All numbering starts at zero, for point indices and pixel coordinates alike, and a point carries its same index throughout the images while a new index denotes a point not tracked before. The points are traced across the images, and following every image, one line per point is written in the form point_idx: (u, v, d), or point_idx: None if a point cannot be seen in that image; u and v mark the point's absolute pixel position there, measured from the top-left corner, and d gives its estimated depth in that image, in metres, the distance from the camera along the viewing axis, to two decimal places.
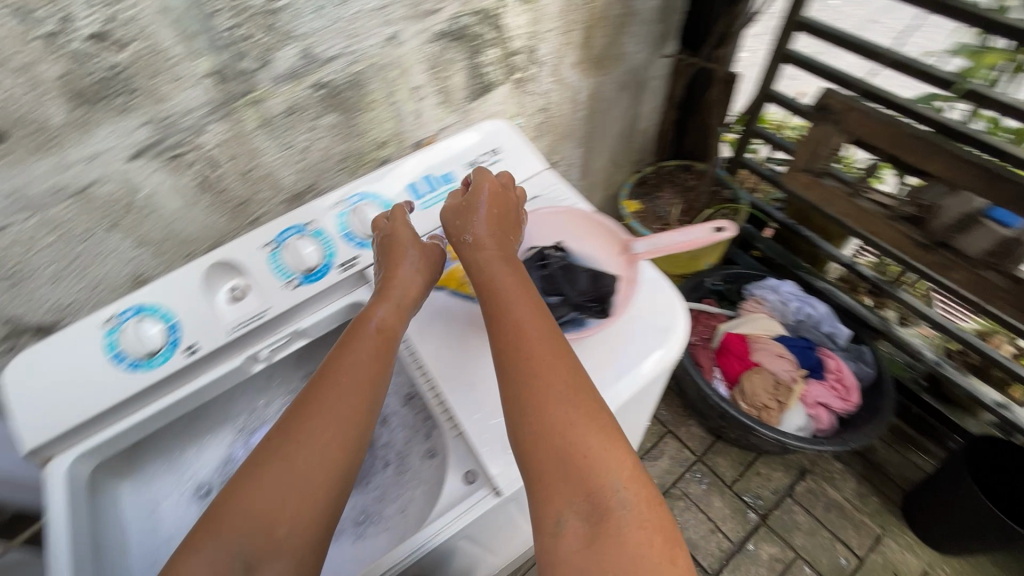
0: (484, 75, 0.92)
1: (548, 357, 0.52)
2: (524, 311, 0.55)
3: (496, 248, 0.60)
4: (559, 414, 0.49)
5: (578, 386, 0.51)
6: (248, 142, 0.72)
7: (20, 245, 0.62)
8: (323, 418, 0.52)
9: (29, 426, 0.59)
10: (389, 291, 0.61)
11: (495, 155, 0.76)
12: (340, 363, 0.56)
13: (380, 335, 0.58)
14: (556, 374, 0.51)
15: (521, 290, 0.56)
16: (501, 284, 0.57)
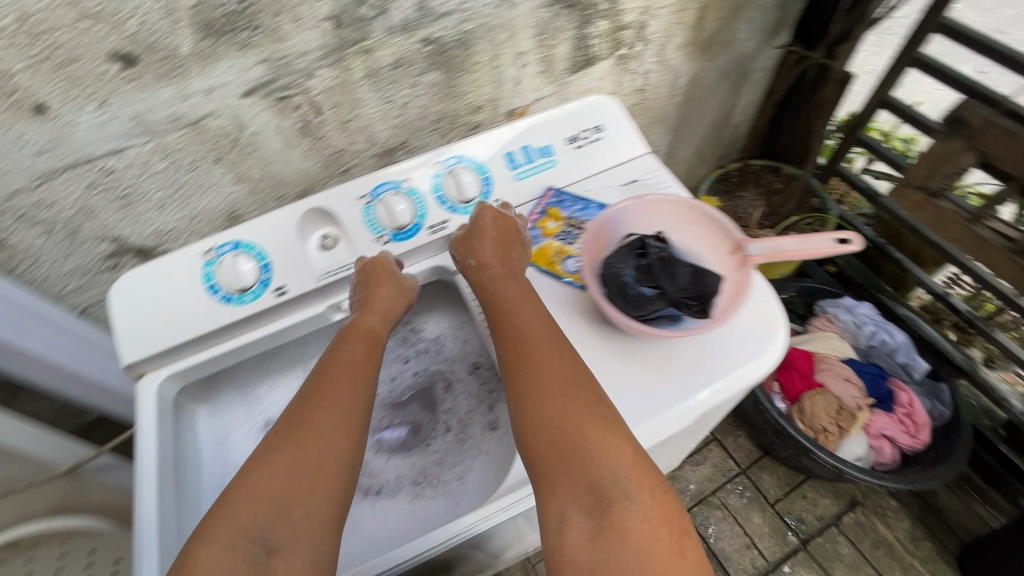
0: (590, 47, 0.88)
1: (545, 355, 0.52)
2: (530, 324, 0.55)
3: (495, 269, 0.59)
4: (560, 411, 0.48)
5: (574, 388, 0.50)
6: (352, 92, 0.72)
7: (136, 168, 0.65)
8: (327, 405, 0.52)
9: (131, 342, 0.62)
10: (371, 302, 0.62)
11: (598, 133, 0.72)
12: (333, 362, 0.57)
13: (359, 339, 0.59)
14: (556, 376, 0.51)
15: (524, 300, 0.57)
16: (507, 298, 0.57)
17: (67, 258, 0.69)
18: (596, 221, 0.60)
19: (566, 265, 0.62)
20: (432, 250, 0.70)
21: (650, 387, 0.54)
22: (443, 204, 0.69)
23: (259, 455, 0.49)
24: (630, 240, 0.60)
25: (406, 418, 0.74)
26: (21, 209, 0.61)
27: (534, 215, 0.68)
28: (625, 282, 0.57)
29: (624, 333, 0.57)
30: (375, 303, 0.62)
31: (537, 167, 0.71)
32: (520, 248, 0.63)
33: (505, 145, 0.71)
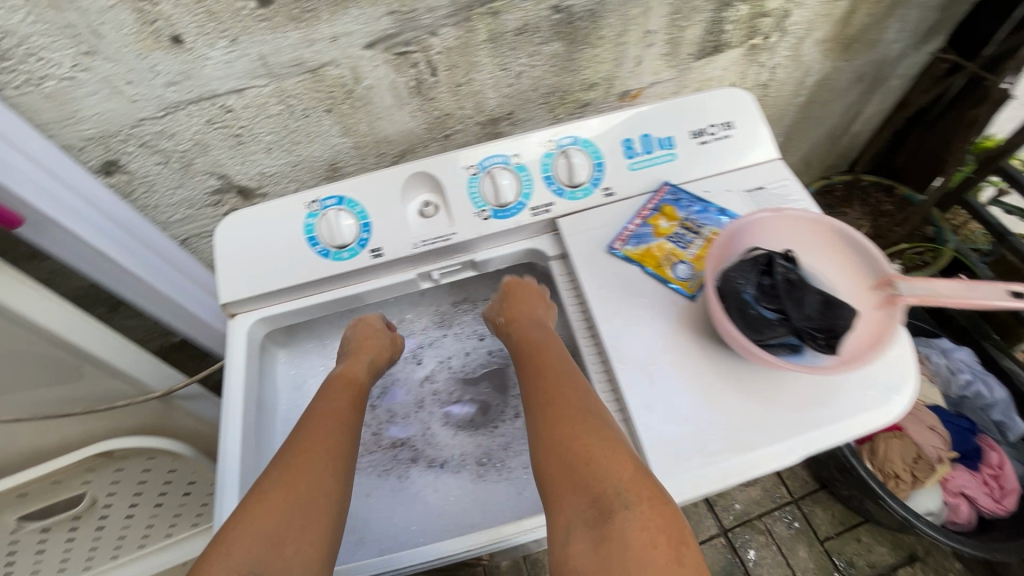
0: (723, 33, 0.80)
1: (559, 383, 0.55)
2: (562, 364, 0.57)
3: (530, 319, 0.64)
4: (569, 429, 0.50)
5: (581, 410, 0.51)
6: (470, 55, 0.68)
7: (252, 109, 0.65)
8: (318, 447, 0.52)
9: (230, 282, 0.63)
10: (358, 353, 0.64)
11: (728, 130, 0.66)
12: (323, 408, 0.57)
13: (342, 385, 0.60)
14: (565, 398, 0.53)
15: (547, 345, 0.60)
16: (531, 347, 0.60)
17: (178, 189, 0.71)
18: (725, 231, 0.55)
19: (676, 270, 0.58)
20: (529, 232, 0.67)
21: (758, 416, 0.50)
22: (550, 185, 0.65)
23: (251, 494, 0.48)
24: (753, 255, 0.55)
25: (476, 396, 0.73)
26: (145, 136, 0.63)
27: (646, 210, 0.63)
28: (745, 300, 0.52)
29: (734, 355, 0.53)
30: (362, 355, 0.64)
31: (655, 159, 0.66)
32: (543, 315, 0.65)
33: (624, 131, 0.66)
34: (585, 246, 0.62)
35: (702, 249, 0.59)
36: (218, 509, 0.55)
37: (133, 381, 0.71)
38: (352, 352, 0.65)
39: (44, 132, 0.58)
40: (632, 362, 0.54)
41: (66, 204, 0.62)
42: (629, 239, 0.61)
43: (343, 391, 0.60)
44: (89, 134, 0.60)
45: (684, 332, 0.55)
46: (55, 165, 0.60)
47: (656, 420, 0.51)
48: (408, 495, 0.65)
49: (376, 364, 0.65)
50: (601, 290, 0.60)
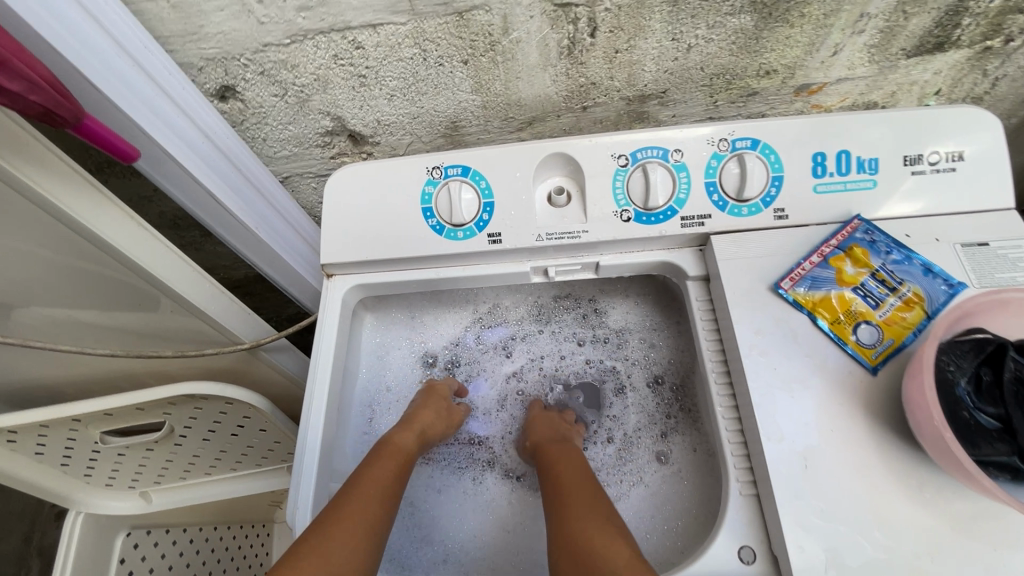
0: (957, 27, 0.62)
1: (567, 484, 0.52)
2: (581, 471, 0.53)
3: (554, 433, 0.59)
4: (577, 525, 0.46)
5: (589, 503, 0.49)
6: (641, 17, 0.56)
7: (384, 49, 0.56)
8: (355, 518, 0.47)
9: (334, 241, 0.59)
10: (414, 417, 0.58)
11: (952, 163, 0.54)
12: (366, 473, 0.51)
13: (384, 452, 0.54)
14: (576, 494, 0.50)
15: (568, 451, 0.56)
16: (552, 454, 0.55)
17: (289, 124, 0.64)
18: (959, 305, 0.43)
19: (858, 332, 0.47)
20: (670, 243, 0.57)
21: (942, 544, 0.40)
22: (711, 194, 0.55)
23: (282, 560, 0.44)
24: (972, 336, 0.42)
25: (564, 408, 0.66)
26: (266, 64, 0.56)
27: (826, 246, 0.52)
28: (958, 395, 0.40)
29: (920, 455, 0.43)
30: (421, 417, 0.58)
31: (849, 184, 0.54)
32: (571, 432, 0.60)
33: (817, 144, 0.54)
34: (741, 276, 0.52)
35: (896, 311, 0.48)
36: (294, 485, 0.52)
37: (225, 333, 0.67)
38: (407, 417, 0.58)
39: (164, 45, 0.52)
40: (784, 436, 0.45)
41: (190, 140, 0.55)
42: (801, 280, 0.50)
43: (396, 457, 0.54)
44: (210, 54, 0.54)
45: (855, 411, 0.45)
46: (175, 90, 0.53)
47: (805, 514, 0.42)
48: (481, 501, 0.61)
49: (428, 434, 0.57)
50: (756, 334, 0.49)
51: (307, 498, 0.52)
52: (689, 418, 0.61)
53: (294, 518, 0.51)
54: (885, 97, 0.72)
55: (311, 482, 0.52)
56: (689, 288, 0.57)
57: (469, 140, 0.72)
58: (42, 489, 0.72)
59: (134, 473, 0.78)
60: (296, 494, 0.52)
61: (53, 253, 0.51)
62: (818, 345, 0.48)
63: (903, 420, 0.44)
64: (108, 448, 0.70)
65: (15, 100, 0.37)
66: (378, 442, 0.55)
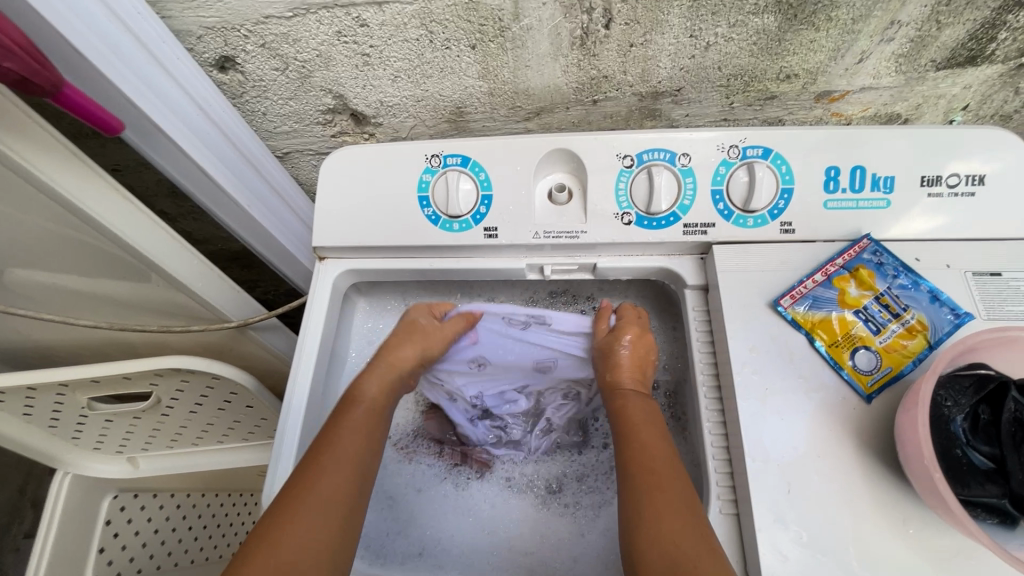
0: (992, 41, 0.58)
1: (653, 473, 0.46)
2: (644, 405, 0.53)
3: (640, 401, 0.53)
4: (641, 453, 0.48)
5: (650, 436, 0.50)
6: (659, 10, 0.53)
7: (388, 28, 0.54)
8: (330, 482, 0.47)
9: (329, 224, 0.58)
10: (388, 358, 0.58)
11: (973, 187, 0.51)
12: (330, 437, 0.50)
13: (349, 405, 0.53)
14: (646, 434, 0.50)
15: (649, 423, 0.51)
16: (633, 424, 0.51)
17: (290, 100, 0.63)
18: (965, 339, 0.40)
19: (856, 357, 0.46)
20: (671, 249, 0.56)
21: None
22: (717, 203, 0.53)
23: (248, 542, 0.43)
24: (975, 372, 0.41)
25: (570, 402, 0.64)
26: (267, 36, 0.54)
27: (832, 265, 0.50)
28: (951, 431, 0.40)
29: (905, 487, 0.42)
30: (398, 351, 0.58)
31: (861, 202, 0.52)
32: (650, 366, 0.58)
33: (832, 157, 0.52)
34: (740, 290, 0.50)
35: (897, 338, 0.46)
36: (272, 469, 0.51)
37: (211, 310, 0.66)
38: (374, 360, 0.58)
39: (161, 11, 0.51)
40: (769, 457, 0.44)
41: (188, 116, 0.55)
42: (802, 299, 0.49)
43: (368, 409, 0.54)
44: (210, 23, 0.52)
45: (846, 438, 0.44)
46: (167, 58, 0.51)
47: (786, 540, 0.41)
48: (462, 502, 0.61)
49: (396, 377, 0.57)
50: (750, 350, 0.48)
51: (284, 486, 0.51)
52: (678, 426, 0.60)
53: (271, 504, 0.50)
54: (910, 110, 0.69)
55: (289, 468, 0.52)
56: (687, 297, 0.56)
57: (474, 127, 0.70)
58: (31, 448, 0.73)
59: (121, 438, 0.79)
60: (274, 477, 0.51)
61: (41, 220, 0.51)
62: (814, 368, 0.46)
63: (895, 451, 0.43)
64: (95, 414, 0.71)
65: None
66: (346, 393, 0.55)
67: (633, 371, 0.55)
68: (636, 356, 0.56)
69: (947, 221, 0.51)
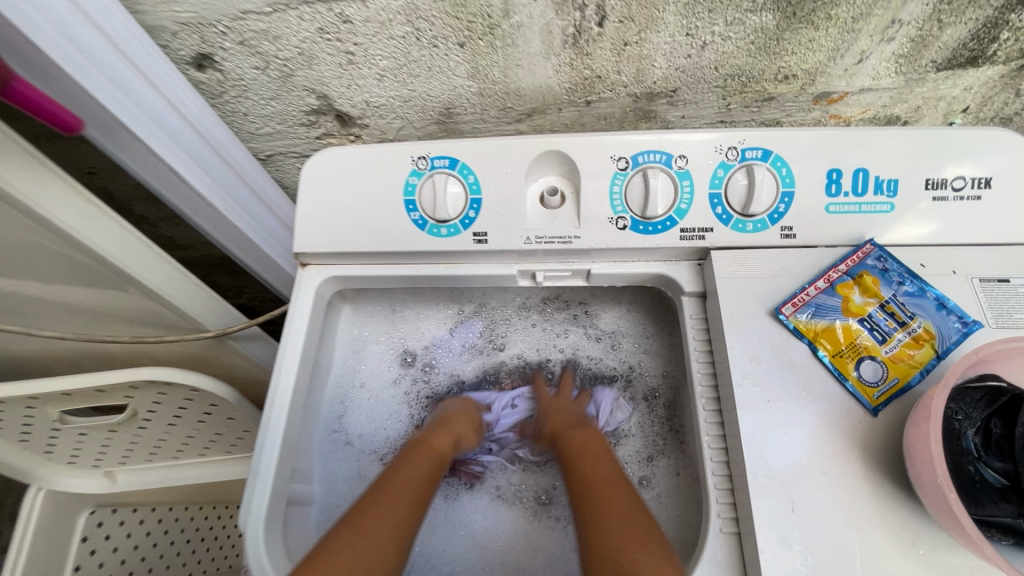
0: (994, 41, 0.57)
1: (599, 490, 0.47)
2: (592, 438, 0.54)
3: (584, 433, 0.55)
4: (590, 476, 0.49)
5: (603, 462, 0.51)
6: (654, 7, 0.51)
7: (373, 25, 0.52)
8: (395, 516, 0.46)
9: (312, 228, 0.55)
10: (449, 421, 0.58)
11: (978, 191, 0.50)
12: (399, 471, 0.51)
13: (416, 450, 0.54)
14: (598, 462, 0.51)
15: (598, 453, 0.52)
16: (579, 453, 0.52)
17: (272, 100, 0.60)
18: (976, 351, 0.38)
19: (861, 367, 0.44)
20: (668, 254, 0.54)
21: None
22: (715, 207, 0.51)
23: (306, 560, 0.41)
24: (986, 384, 0.39)
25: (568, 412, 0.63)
26: (246, 33, 0.52)
27: (834, 271, 0.48)
28: (962, 447, 0.38)
29: (914, 505, 0.40)
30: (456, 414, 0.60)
31: (864, 206, 0.50)
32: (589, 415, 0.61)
33: (834, 159, 0.50)
34: (740, 297, 0.48)
35: (904, 348, 0.44)
36: (248, 488, 0.49)
37: (188, 319, 0.63)
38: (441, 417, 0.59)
39: (133, 6, 0.48)
40: (773, 474, 0.42)
41: (160, 115, 0.52)
42: (804, 307, 0.47)
43: (432, 458, 0.54)
44: (185, 18, 0.50)
45: (851, 453, 0.42)
46: (137, 53, 0.48)
47: (790, 563, 0.39)
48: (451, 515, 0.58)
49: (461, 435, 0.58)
50: (750, 361, 0.46)
51: (260, 506, 0.48)
52: (675, 439, 0.58)
53: (246, 525, 0.48)
54: (909, 111, 0.68)
55: (267, 487, 0.49)
56: (684, 304, 0.54)
57: (464, 129, 0.68)
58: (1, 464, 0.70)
59: (97, 452, 0.76)
60: (250, 498, 0.48)
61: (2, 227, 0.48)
62: (817, 379, 0.44)
63: (904, 467, 0.41)
64: (68, 428, 0.68)
65: None
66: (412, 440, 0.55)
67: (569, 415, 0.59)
68: (571, 406, 0.60)
69: (954, 226, 0.49)
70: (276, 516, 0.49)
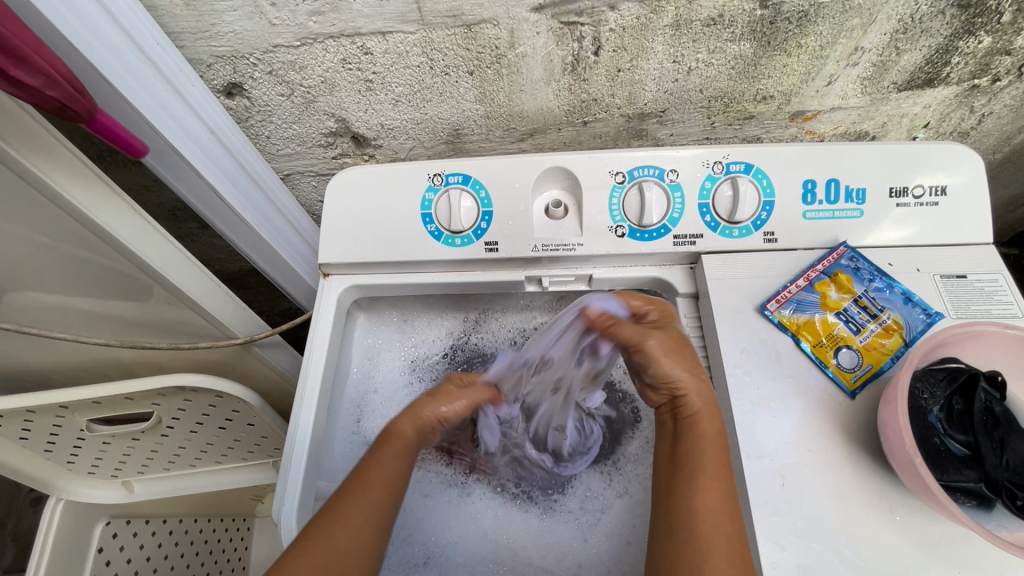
0: (947, 65, 0.64)
1: (714, 539, 0.40)
2: (707, 441, 0.45)
3: (711, 429, 0.45)
4: (700, 504, 0.42)
5: (718, 482, 0.43)
6: (644, 38, 0.57)
7: (390, 56, 0.57)
8: (370, 504, 0.47)
9: (334, 241, 0.60)
10: (423, 404, 0.57)
11: (936, 198, 0.56)
12: (378, 461, 0.51)
13: (392, 436, 0.54)
14: (718, 486, 0.42)
15: (720, 474, 0.43)
16: (694, 461, 0.44)
17: (293, 124, 0.65)
18: (936, 335, 0.44)
19: (839, 356, 0.49)
20: (662, 259, 0.59)
21: (908, 566, 0.42)
22: (704, 215, 0.57)
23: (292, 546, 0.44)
24: (947, 366, 0.44)
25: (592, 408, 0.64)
26: (275, 64, 0.57)
27: (813, 271, 0.54)
28: (930, 423, 0.43)
29: (890, 478, 0.45)
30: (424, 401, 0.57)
31: (837, 212, 0.56)
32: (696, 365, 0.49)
33: (808, 171, 0.56)
34: (729, 296, 0.53)
35: (876, 337, 0.50)
36: (280, 484, 0.52)
37: (218, 326, 0.68)
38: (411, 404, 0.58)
39: (175, 41, 0.53)
40: (764, 454, 0.46)
41: (185, 124, 0.55)
42: (787, 302, 0.52)
43: (409, 449, 0.54)
44: (220, 52, 0.55)
45: (833, 431, 0.47)
46: (183, 85, 0.54)
47: (782, 530, 0.44)
48: (464, 506, 0.62)
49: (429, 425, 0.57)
50: (739, 352, 0.50)
51: (292, 499, 0.52)
52: None
53: (280, 515, 0.51)
54: (876, 127, 0.74)
55: (297, 480, 0.53)
56: (678, 304, 0.58)
57: (470, 148, 0.73)
58: (23, 475, 0.72)
59: (117, 462, 0.78)
60: (283, 493, 0.52)
61: (63, 244, 0.53)
62: (801, 368, 0.49)
63: (878, 443, 0.46)
64: (94, 436, 0.70)
65: (31, 93, 0.38)
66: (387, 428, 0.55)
67: (698, 380, 0.47)
68: (672, 356, 0.49)
69: (916, 229, 0.55)
70: (306, 510, 0.53)
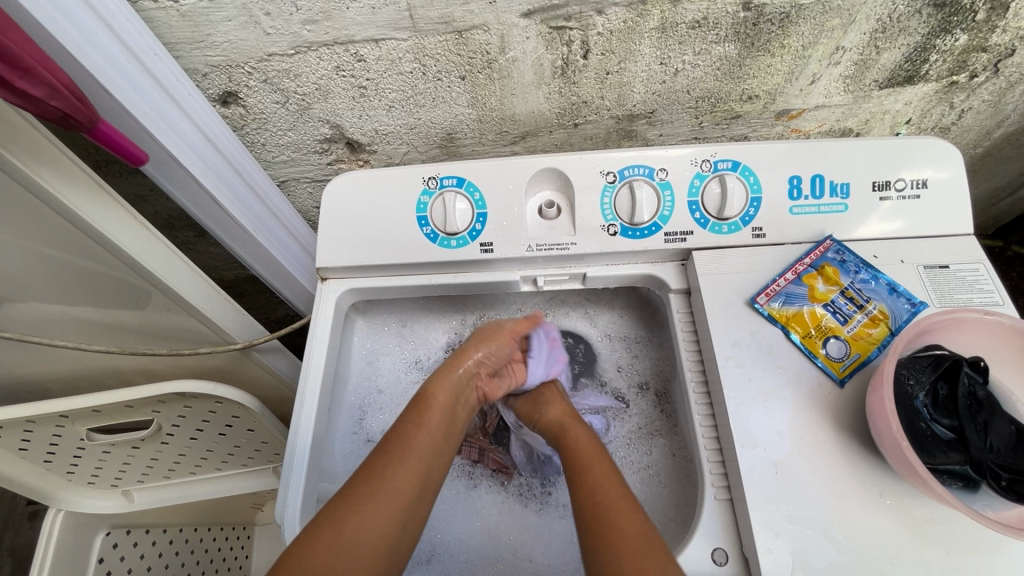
0: (925, 63, 0.66)
1: (604, 503, 0.47)
2: (583, 442, 0.55)
3: (587, 436, 0.56)
4: (588, 485, 0.49)
5: (594, 465, 0.51)
6: (632, 41, 0.59)
7: (384, 62, 0.58)
8: (392, 481, 0.47)
9: (332, 245, 0.61)
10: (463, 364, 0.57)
11: (917, 191, 0.57)
12: (400, 434, 0.51)
13: (422, 405, 0.53)
14: (601, 472, 0.50)
15: (600, 458, 0.52)
16: (576, 456, 0.53)
17: (289, 131, 0.66)
18: (919, 322, 0.45)
19: (828, 346, 0.50)
20: (654, 256, 0.60)
21: (898, 549, 0.43)
22: (694, 212, 0.58)
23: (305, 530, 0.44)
24: (931, 353, 0.46)
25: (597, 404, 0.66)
26: (270, 72, 0.58)
27: (800, 264, 0.55)
28: (916, 408, 0.44)
29: (879, 464, 0.46)
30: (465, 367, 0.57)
31: (823, 207, 0.57)
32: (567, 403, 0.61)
33: (794, 167, 0.58)
34: (720, 290, 0.55)
35: (862, 327, 0.51)
36: (284, 485, 0.53)
37: (219, 332, 0.69)
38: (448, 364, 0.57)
39: (172, 51, 0.54)
40: (757, 443, 0.47)
41: (181, 130, 0.55)
42: (776, 296, 0.53)
43: (440, 420, 0.53)
44: (216, 61, 0.56)
45: (823, 419, 0.48)
46: (180, 94, 0.55)
47: (777, 518, 0.45)
48: (462, 505, 0.62)
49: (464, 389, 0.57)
50: (731, 345, 0.52)
51: (296, 500, 0.53)
52: (669, 424, 0.63)
53: (283, 517, 0.52)
54: (860, 125, 0.76)
55: (299, 482, 0.53)
56: (672, 300, 0.60)
57: (464, 152, 0.75)
58: (23, 487, 0.72)
59: (117, 471, 0.78)
60: (286, 494, 0.53)
61: (66, 254, 0.54)
62: (790, 359, 0.50)
63: (867, 430, 0.47)
64: (93, 445, 0.71)
65: (36, 104, 0.39)
66: (420, 394, 0.55)
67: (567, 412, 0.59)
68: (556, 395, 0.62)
69: (900, 222, 0.56)
70: (309, 509, 0.54)
